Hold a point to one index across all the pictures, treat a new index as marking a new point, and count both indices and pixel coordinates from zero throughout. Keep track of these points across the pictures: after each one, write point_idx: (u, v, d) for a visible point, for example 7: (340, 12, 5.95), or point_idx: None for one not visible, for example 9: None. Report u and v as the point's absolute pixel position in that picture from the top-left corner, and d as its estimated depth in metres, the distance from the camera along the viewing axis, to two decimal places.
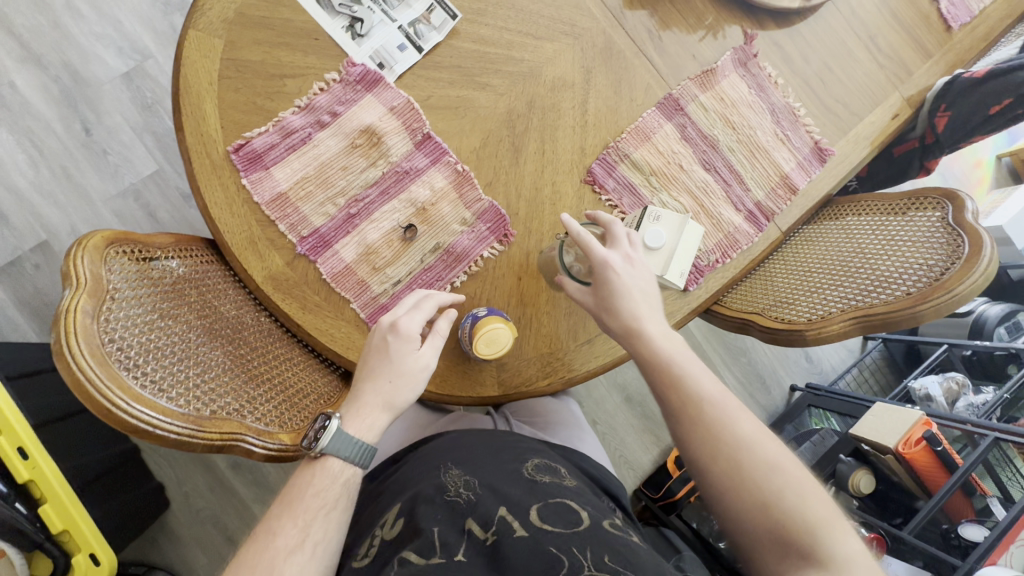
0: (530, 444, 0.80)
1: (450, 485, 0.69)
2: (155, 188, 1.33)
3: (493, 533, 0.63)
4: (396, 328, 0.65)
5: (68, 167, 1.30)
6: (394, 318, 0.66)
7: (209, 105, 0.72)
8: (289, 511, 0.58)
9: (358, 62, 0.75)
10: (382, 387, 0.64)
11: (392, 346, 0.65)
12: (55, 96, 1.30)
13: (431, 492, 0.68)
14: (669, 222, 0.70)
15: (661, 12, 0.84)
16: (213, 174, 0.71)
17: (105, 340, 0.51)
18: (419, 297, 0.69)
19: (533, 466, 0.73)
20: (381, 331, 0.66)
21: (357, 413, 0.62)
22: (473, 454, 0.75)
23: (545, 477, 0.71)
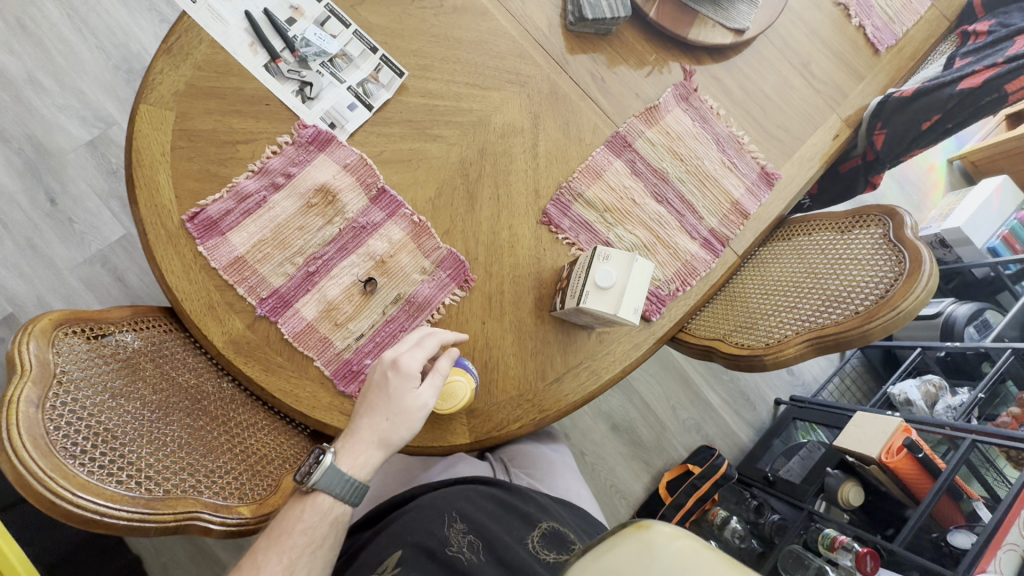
0: (538, 500, 0.79)
1: (453, 539, 0.72)
2: (123, 253, 1.33)
3: None
4: (397, 365, 0.65)
5: (33, 238, 1.29)
6: (397, 354, 0.66)
7: (162, 176, 0.73)
8: (277, 546, 0.58)
9: (309, 124, 0.77)
10: (379, 424, 0.64)
11: (393, 382, 0.65)
12: (19, 169, 1.30)
13: (433, 546, 0.71)
14: (618, 261, 0.69)
15: (603, 56, 0.87)
16: (169, 243, 0.72)
17: (50, 428, 0.50)
18: (423, 334, 0.68)
19: (544, 536, 0.73)
20: (384, 365, 0.66)
21: (350, 450, 0.63)
22: (483, 509, 0.75)
23: (549, 553, 0.70)
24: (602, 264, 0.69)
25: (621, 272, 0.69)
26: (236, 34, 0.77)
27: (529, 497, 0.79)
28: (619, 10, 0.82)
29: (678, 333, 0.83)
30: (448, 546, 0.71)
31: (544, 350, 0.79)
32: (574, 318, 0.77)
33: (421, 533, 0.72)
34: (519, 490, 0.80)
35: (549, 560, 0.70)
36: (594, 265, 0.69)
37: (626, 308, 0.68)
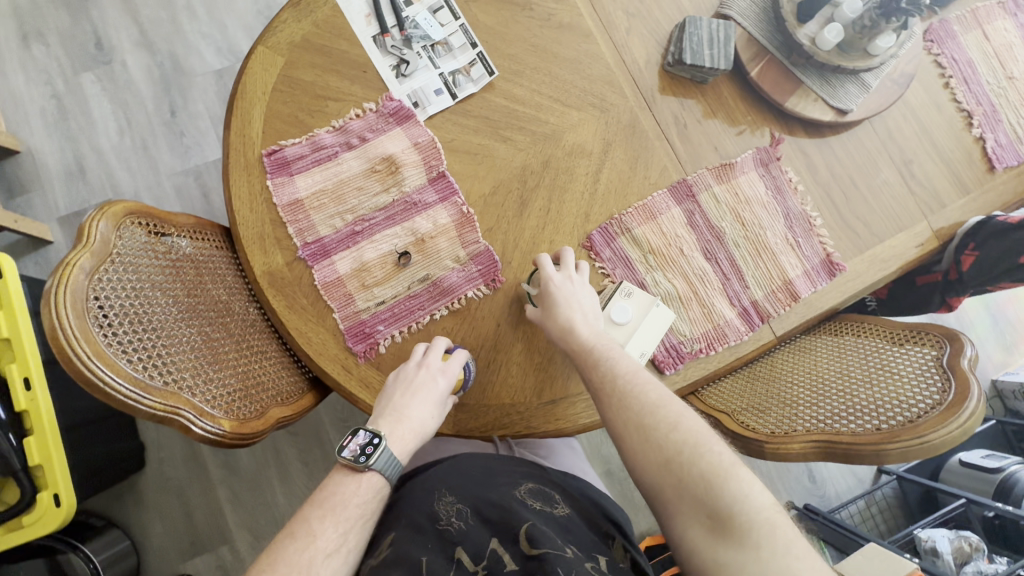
0: (524, 469, 0.82)
1: (442, 512, 0.74)
2: (215, 173, 1.46)
3: (483, 566, 0.67)
4: (446, 371, 0.72)
5: (147, 140, 1.45)
6: (448, 362, 0.73)
7: (257, 111, 0.80)
8: (332, 516, 0.62)
9: (395, 98, 0.82)
10: (426, 418, 0.70)
11: (442, 384, 0.71)
12: (155, 79, 1.47)
13: (425, 521, 0.72)
14: (638, 301, 0.76)
15: (692, 103, 0.86)
16: (244, 170, 0.79)
17: (90, 297, 0.56)
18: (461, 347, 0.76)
19: (527, 491, 0.77)
20: (431, 364, 0.72)
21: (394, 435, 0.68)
22: (468, 480, 0.78)
23: (536, 504, 0.75)
24: (620, 300, 0.76)
25: (638, 313, 0.77)
26: (357, 3, 0.83)
27: (511, 466, 0.82)
28: (719, 62, 0.82)
29: (688, 395, 0.79)
30: (438, 519, 0.72)
31: (548, 370, 0.79)
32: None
33: (414, 514, 0.74)
34: (502, 462, 0.83)
35: (537, 507, 0.74)
36: (614, 300, 0.76)
37: (632, 348, 0.75)
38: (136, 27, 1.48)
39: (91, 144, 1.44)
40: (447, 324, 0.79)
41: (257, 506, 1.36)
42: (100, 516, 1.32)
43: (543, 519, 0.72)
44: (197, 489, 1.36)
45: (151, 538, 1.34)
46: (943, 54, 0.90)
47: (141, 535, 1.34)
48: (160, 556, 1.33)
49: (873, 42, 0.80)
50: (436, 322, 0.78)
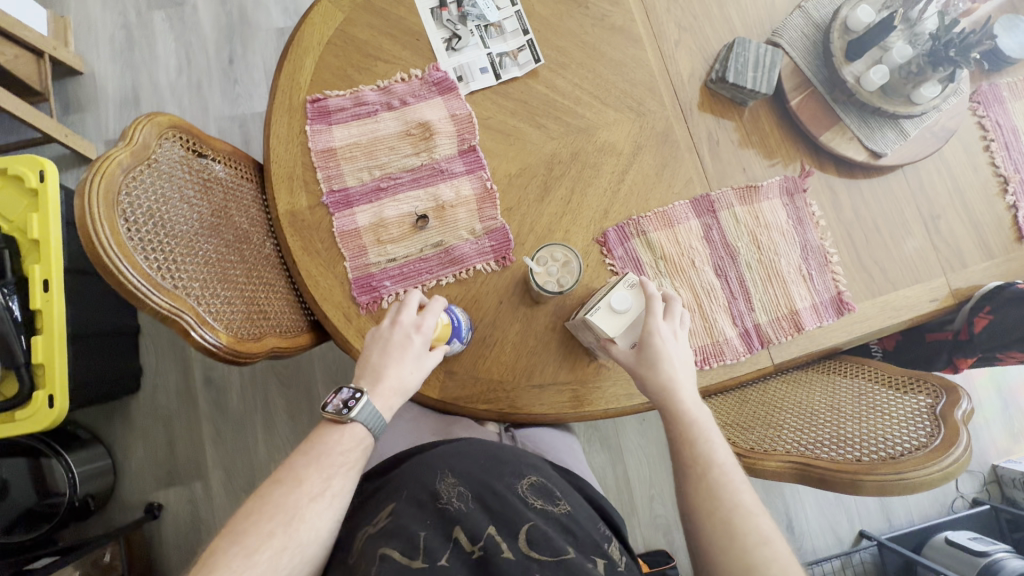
0: (530, 458, 0.82)
1: (444, 492, 0.74)
2: (259, 124, 1.51)
3: (479, 548, 0.68)
4: (420, 328, 0.71)
5: (203, 82, 1.51)
6: (422, 317, 0.72)
7: (309, 59, 0.84)
8: (317, 464, 0.64)
9: (441, 69, 0.85)
10: (404, 375, 0.70)
11: (414, 341, 0.71)
12: (221, 27, 1.54)
13: (426, 497, 0.74)
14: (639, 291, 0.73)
15: (728, 122, 0.87)
16: (286, 113, 0.82)
17: (122, 191, 0.59)
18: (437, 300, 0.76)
19: (530, 485, 0.77)
20: (404, 321, 0.72)
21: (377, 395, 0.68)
22: (473, 462, 0.78)
23: (537, 501, 0.76)
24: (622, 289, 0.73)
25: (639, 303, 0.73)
26: None
27: (518, 453, 0.82)
28: (761, 85, 0.83)
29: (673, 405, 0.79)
30: (439, 498, 0.74)
31: (541, 355, 0.79)
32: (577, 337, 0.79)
33: (415, 488, 0.75)
34: (508, 449, 0.83)
35: (538, 506, 0.75)
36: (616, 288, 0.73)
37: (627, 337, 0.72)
38: None
39: (150, 77, 1.51)
40: (451, 292, 0.80)
41: (238, 450, 1.38)
42: (88, 430, 1.35)
43: (543, 520, 0.73)
44: (184, 422, 1.39)
45: (132, 462, 1.37)
46: (987, 117, 0.90)
47: (122, 457, 1.37)
48: (137, 479, 1.36)
49: (917, 90, 0.80)
50: (441, 288, 0.80)
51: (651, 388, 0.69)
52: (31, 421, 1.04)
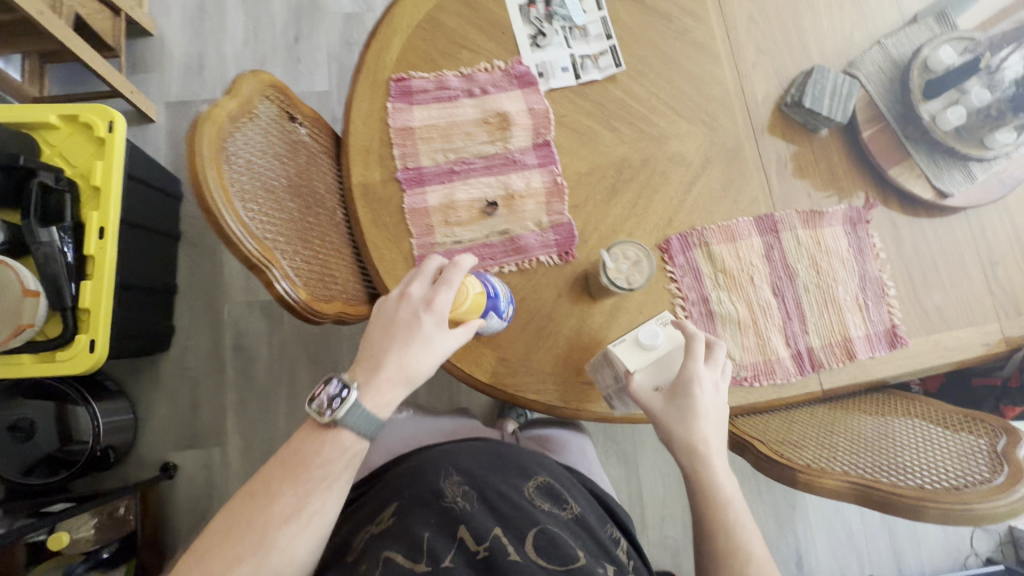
0: (536, 456, 0.84)
1: (449, 490, 0.75)
2: (316, 103, 1.54)
3: (485, 548, 0.68)
4: (430, 305, 0.64)
5: (267, 57, 1.55)
6: (433, 294, 0.65)
7: (397, 40, 0.86)
8: (291, 479, 0.59)
9: (524, 63, 0.87)
10: (411, 359, 0.63)
11: (423, 320, 0.64)
12: (291, 7, 1.58)
13: (430, 497, 0.74)
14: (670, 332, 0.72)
15: (797, 147, 0.89)
16: (370, 89, 0.84)
17: (228, 138, 0.60)
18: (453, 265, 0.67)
19: (536, 487, 0.78)
20: (414, 298, 0.65)
21: (385, 384, 0.62)
22: (478, 463, 0.79)
23: (545, 503, 0.76)
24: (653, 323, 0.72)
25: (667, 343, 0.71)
26: None
27: (522, 453, 0.84)
28: (836, 113, 0.84)
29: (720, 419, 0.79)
30: (443, 496, 0.74)
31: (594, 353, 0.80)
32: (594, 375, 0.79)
33: (417, 487, 0.76)
34: (512, 449, 0.84)
35: (545, 508, 0.75)
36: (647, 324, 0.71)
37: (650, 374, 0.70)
38: None
39: (217, 46, 1.54)
40: (512, 280, 0.81)
41: (259, 419, 1.39)
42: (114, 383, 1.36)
43: (551, 521, 0.73)
44: (209, 386, 1.40)
45: (153, 419, 1.38)
46: None
47: (144, 413, 1.38)
48: (156, 437, 1.36)
49: (992, 134, 0.82)
50: (503, 276, 0.81)
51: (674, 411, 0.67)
52: (71, 363, 1.05)
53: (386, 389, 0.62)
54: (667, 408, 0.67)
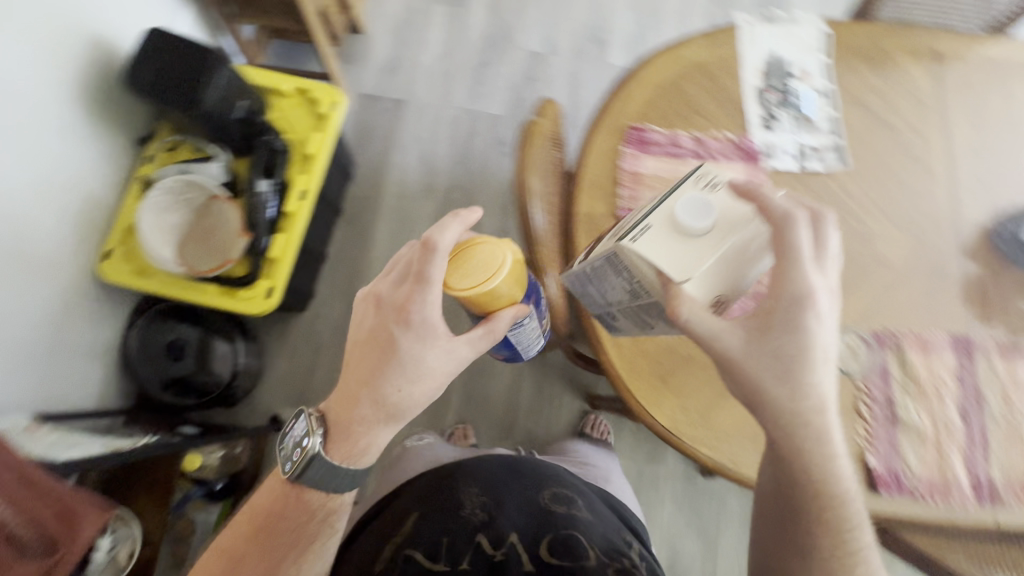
0: (551, 475, 0.96)
1: (468, 503, 0.87)
2: (488, 124, 1.65)
3: (501, 552, 0.78)
4: (406, 325, 0.68)
5: (454, 74, 1.69)
6: (405, 303, 0.66)
7: (640, 95, 0.94)
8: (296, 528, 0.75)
9: (754, 140, 0.92)
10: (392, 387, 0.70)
11: (401, 340, 0.68)
12: (486, 37, 1.73)
13: (451, 508, 0.86)
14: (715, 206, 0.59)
15: (1004, 279, 0.89)
16: (608, 132, 0.91)
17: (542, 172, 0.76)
18: (427, 241, 0.64)
19: (550, 497, 0.89)
20: (386, 304, 0.69)
21: (360, 426, 0.72)
22: (495, 477, 0.93)
23: (558, 507, 0.87)
24: (692, 193, 0.59)
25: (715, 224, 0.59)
26: (758, 60, 0.97)
27: (535, 470, 0.96)
28: None
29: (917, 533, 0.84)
30: (463, 508, 0.86)
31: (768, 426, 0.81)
32: (590, 286, 0.72)
33: (437, 503, 0.88)
34: (526, 464, 0.97)
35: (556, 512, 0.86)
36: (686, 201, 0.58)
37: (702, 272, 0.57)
38: None
39: (413, 54, 1.70)
40: None
41: None
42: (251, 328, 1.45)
43: (567, 523, 0.83)
44: (329, 356, 1.47)
45: (274, 371, 1.45)
46: None
47: (268, 364, 1.46)
48: (273, 389, 1.44)
49: None
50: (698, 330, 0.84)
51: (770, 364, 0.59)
52: (248, 304, 1.13)
53: (360, 435, 0.72)
54: (750, 350, 0.59)
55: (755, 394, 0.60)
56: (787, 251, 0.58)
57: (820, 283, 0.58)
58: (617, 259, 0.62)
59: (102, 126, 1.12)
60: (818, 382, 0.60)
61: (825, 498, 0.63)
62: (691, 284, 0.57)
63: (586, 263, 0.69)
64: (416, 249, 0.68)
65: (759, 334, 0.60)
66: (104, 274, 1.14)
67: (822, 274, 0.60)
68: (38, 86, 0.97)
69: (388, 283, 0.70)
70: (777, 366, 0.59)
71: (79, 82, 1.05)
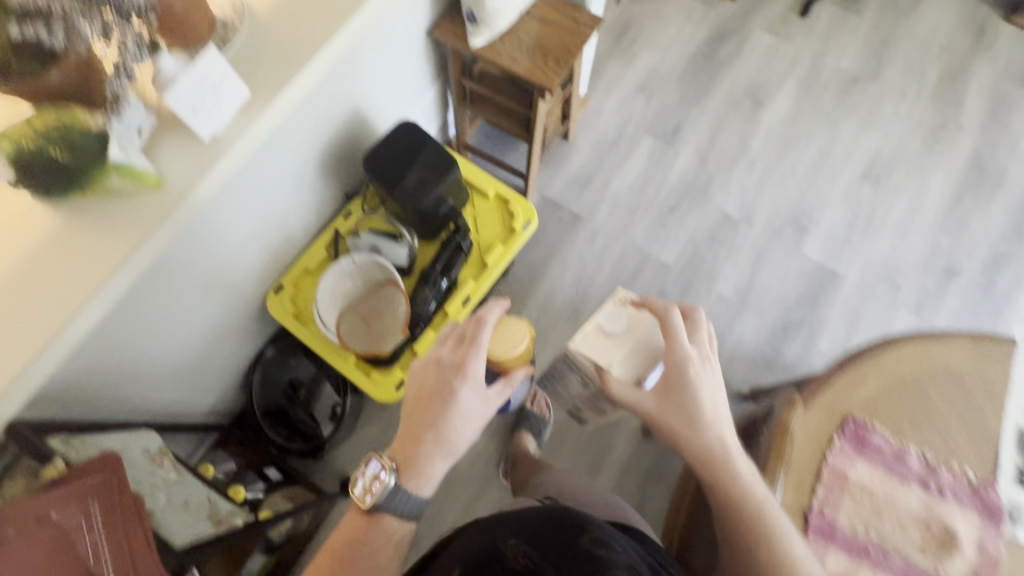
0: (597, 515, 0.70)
1: (506, 556, 0.65)
2: (655, 269, 1.60)
3: None
4: (463, 375, 0.80)
5: (639, 208, 1.66)
6: (461, 360, 0.80)
7: (869, 384, 0.87)
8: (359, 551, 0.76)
9: (995, 492, 0.85)
10: (454, 427, 0.79)
11: (461, 390, 0.79)
12: (684, 182, 1.69)
13: (487, 563, 0.64)
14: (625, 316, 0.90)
15: None
16: (826, 414, 0.87)
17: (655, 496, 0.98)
18: (479, 322, 0.84)
19: (591, 539, 0.64)
20: (445, 363, 0.81)
21: (425, 457, 0.79)
22: (533, 522, 0.69)
23: (600, 550, 0.63)
24: (611, 305, 0.91)
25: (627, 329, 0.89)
26: (1016, 396, 0.87)
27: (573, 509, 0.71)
28: None
29: None
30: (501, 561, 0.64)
31: None
32: (556, 380, 1.16)
33: (476, 556, 0.66)
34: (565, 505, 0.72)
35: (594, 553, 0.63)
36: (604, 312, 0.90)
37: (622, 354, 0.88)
38: (707, 145, 1.73)
39: (607, 176, 1.69)
40: None
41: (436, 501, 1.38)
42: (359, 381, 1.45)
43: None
44: None
45: (363, 431, 1.43)
46: None
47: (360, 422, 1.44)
48: (354, 449, 1.42)
49: None
50: None
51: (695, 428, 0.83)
52: (377, 389, 1.13)
53: (426, 465, 0.79)
54: (668, 400, 0.83)
55: (673, 432, 0.83)
56: (672, 333, 0.85)
57: (693, 353, 0.84)
58: (576, 355, 0.92)
59: (326, 183, 1.22)
60: (711, 415, 0.83)
61: (760, 523, 0.79)
62: (615, 369, 0.88)
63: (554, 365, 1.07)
64: (467, 321, 0.86)
65: (669, 392, 0.84)
66: (269, 307, 1.20)
67: (697, 348, 0.85)
68: (295, 158, 1.09)
69: (448, 348, 0.83)
70: (681, 412, 0.83)
71: (325, 147, 1.15)
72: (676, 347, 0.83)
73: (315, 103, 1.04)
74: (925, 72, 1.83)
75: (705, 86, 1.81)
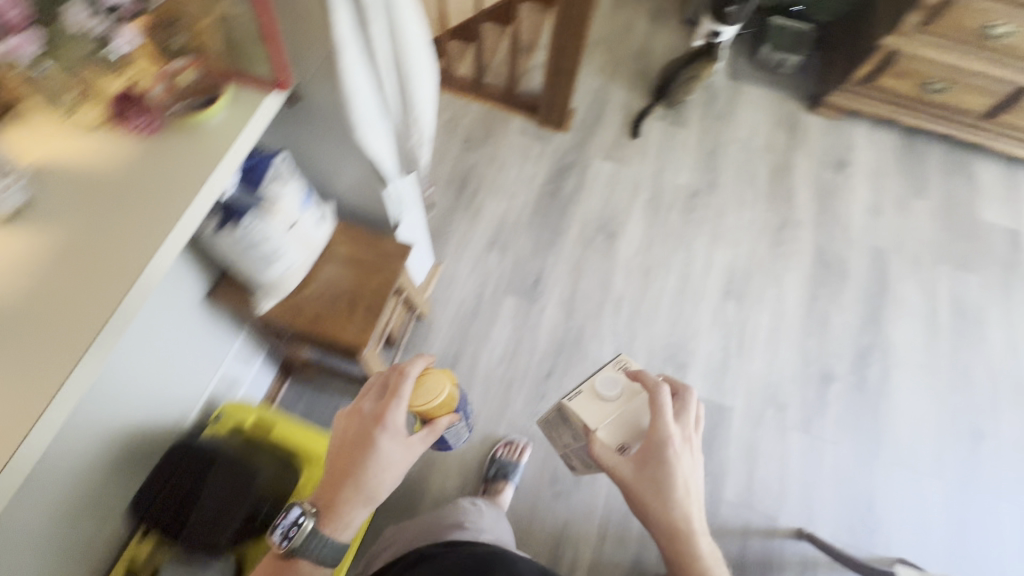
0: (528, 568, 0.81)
1: None
2: (543, 451, 1.46)
3: None
4: (382, 422, 0.80)
5: (514, 382, 1.53)
6: (381, 412, 0.80)
7: None
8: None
9: None
10: (375, 481, 0.79)
11: (380, 438, 0.79)
12: (555, 341, 1.59)
13: None
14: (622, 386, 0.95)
15: None
16: None
17: None
18: (407, 373, 0.83)
19: None
20: (367, 414, 0.81)
21: (347, 506, 0.78)
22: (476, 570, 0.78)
23: None
24: (607, 375, 0.97)
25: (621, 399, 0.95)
26: None
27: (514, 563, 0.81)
28: None
29: None
30: None
31: None
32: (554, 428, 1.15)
33: None
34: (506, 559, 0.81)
35: None
36: (607, 379, 0.96)
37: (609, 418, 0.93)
38: (570, 294, 1.66)
39: (473, 352, 1.56)
40: None
41: None
42: None
43: None
44: None
45: None
46: None
47: None
48: None
49: None
50: None
51: (651, 484, 0.85)
52: None
53: (347, 514, 0.78)
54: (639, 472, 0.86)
55: (638, 501, 0.86)
56: (658, 409, 0.88)
57: (671, 429, 0.86)
58: (568, 414, 1.00)
59: (86, 526, 0.99)
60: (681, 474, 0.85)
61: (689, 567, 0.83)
62: (602, 432, 0.94)
63: (551, 416, 1.12)
64: (391, 373, 0.85)
65: (643, 467, 0.86)
66: None
67: (679, 428, 0.88)
68: (36, 521, 0.87)
69: (371, 401, 0.83)
70: (654, 483, 0.85)
71: (72, 500, 0.94)
72: (658, 424, 0.86)
73: (39, 474, 0.85)
74: (755, 174, 1.90)
75: (556, 228, 1.75)
